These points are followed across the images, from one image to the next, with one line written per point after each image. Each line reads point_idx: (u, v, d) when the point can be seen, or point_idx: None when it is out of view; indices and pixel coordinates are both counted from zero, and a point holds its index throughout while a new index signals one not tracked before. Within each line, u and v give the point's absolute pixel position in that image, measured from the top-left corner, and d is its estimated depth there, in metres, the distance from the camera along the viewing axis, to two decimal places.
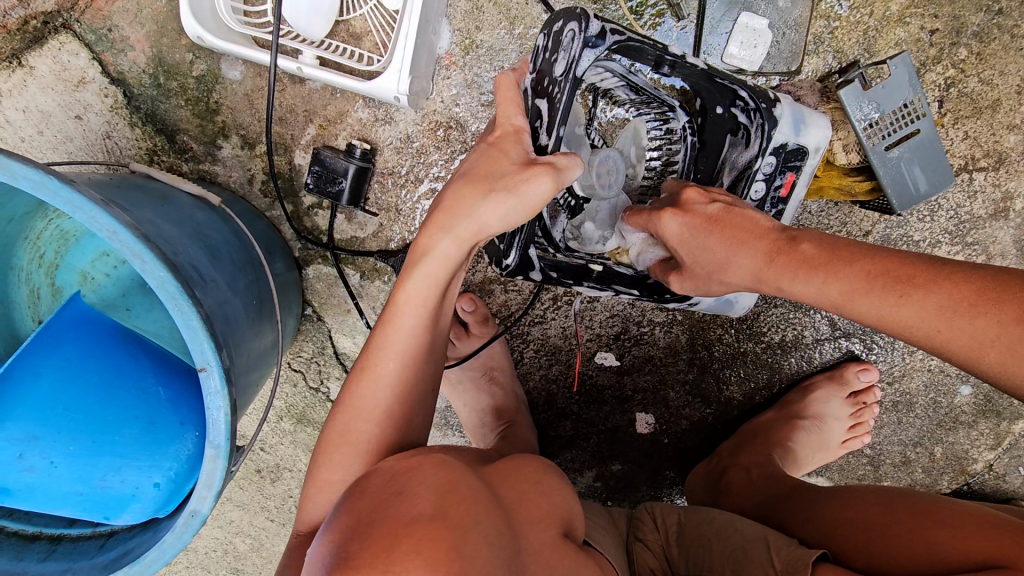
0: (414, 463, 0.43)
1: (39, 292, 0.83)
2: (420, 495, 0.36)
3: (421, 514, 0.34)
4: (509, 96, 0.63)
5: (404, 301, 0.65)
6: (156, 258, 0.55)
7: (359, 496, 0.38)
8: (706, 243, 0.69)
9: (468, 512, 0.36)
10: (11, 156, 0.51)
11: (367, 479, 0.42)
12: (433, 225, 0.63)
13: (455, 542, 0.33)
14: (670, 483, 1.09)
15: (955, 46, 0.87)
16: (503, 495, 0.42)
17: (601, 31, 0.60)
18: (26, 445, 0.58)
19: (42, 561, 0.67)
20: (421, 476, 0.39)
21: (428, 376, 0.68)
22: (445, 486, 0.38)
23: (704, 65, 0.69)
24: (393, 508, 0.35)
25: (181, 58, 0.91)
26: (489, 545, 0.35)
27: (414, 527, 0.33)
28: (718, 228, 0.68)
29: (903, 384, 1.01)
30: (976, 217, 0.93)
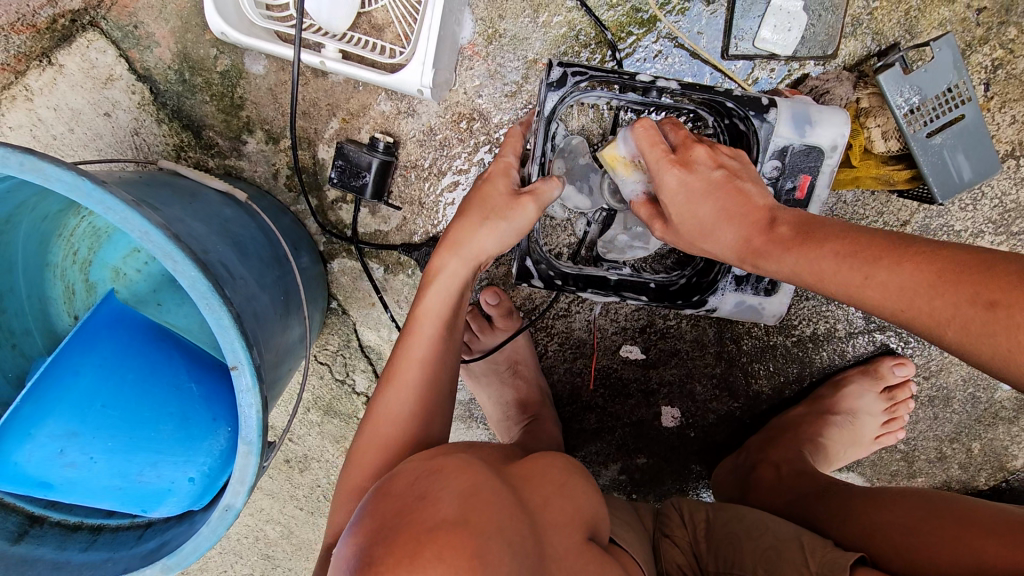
0: (440, 463, 0.42)
1: (74, 288, 0.85)
2: (442, 498, 0.36)
3: (445, 519, 0.34)
4: (513, 140, 0.75)
5: (424, 311, 0.71)
6: (186, 258, 0.55)
7: (383, 497, 0.38)
8: (701, 206, 0.67)
9: (491, 519, 0.36)
10: (43, 158, 0.52)
11: (391, 477, 0.41)
12: (441, 249, 0.72)
13: (477, 549, 0.33)
14: (696, 477, 1.08)
15: (1003, 25, 0.82)
16: (528, 499, 0.42)
17: (561, 74, 0.77)
18: (67, 441, 0.59)
19: (84, 551, 0.70)
20: (445, 476, 0.39)
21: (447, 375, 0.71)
22: (470, 490, 0.37)
23: (676, 86, 0.78)
24: (416, 511, 0.35)
25: (205, 53, 0.91)
26: (511, 551, 0.35)
27: (438, 533, 0.33)
28: (717, 189, 0.66)
29: (940, 378, 0.98)
30: (1023, 205, 0.88)
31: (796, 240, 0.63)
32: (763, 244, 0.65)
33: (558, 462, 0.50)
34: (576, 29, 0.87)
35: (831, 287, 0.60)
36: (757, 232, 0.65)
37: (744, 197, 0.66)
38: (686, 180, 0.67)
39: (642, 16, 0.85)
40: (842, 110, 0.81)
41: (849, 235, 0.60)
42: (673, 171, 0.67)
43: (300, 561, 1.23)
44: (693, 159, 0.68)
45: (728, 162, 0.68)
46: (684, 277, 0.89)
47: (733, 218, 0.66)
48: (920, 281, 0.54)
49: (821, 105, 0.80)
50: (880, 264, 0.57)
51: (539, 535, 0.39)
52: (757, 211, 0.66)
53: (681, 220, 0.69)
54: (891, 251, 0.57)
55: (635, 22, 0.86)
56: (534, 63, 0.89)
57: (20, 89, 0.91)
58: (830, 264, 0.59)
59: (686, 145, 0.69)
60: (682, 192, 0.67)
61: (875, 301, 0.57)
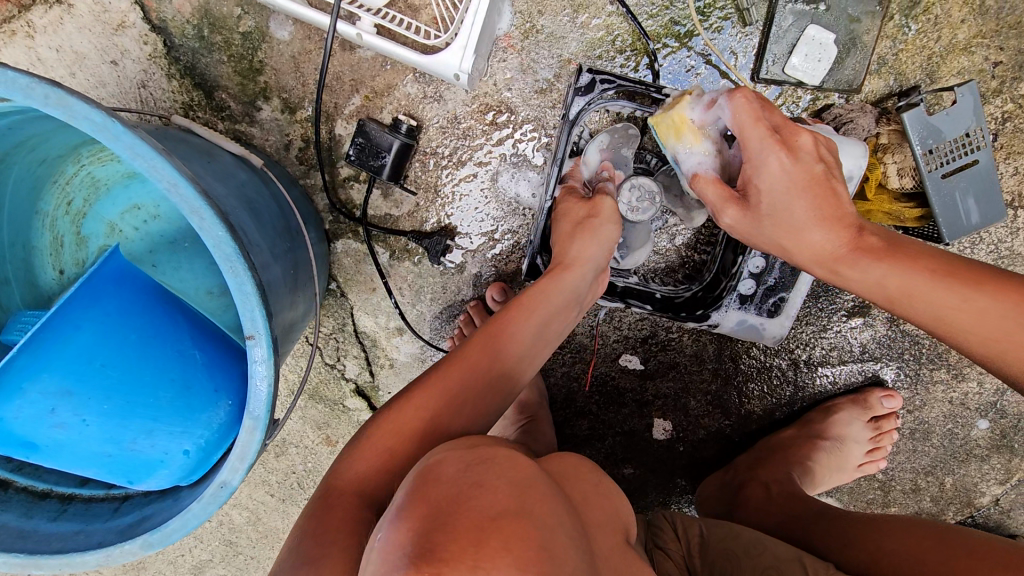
0: (482, 449, 0.45)
1: (62, 240, 0.79)
2: (498, 487, 0.38)
3: (505, 508, 0.37)
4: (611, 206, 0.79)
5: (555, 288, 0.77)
6: (214, 216, 0.52)
7: (432, 483, 0.40)
8: (798, 201, 0.65)
9: (544, 510, 0.39)
10: (72, 93, 0.48)
11: (439, 462, 0.44)
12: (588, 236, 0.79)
13: (538, 537, 0.36)
14: (680, 491, 1.08)
15: (1016, 80, 0.86)
16: (565, 493, 0.45)
17: (590, 81, 0.80)
18: (58, 400, 0.55)
19: (53, 521, 0.64)
20: (497, 465, 0.41)
21: (499, 377, 0.71)
22: (522, 481, 0.40)
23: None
24: (472, 499, 0.37)
25: (229, 12, 0.87)
26: (565, 538, 0.38)
27: (499, 522, 0.36)
28: (817, 185, 0.65)
29: (922, 413, 1.02)
30: (1016, 253, 0.92)
31: (886, 250, 0.64)
32: (847, 252, 0.65)
33: (580, 461, 0.54)
34: (614, 34, 0.87)
35: (918, 303, 0.63)
36: (843, 240, 0.66)
37: (836, 197, 0.66)
38: (790, 171, 0.65)
39: (678, 29, 0.86)
40: (862, 142, 0.81)
41: (941, 257, 0.63)
42: (778, 157, 0.65)
43: (264, 550, 1.18)
44: (798, 148, 0.66)
45: (827, 157, 0.67)
46: (691, 291, 0.90)
47: (829, 218, 0.65)
48: (1023, 312, 0.58)
49: (841, 135, 0.80)
50: (981, 289, 0.60)
51: (580, 525, 0.43)
52: (848, 215, 0.66)
53: (770, 211, 0.67)
54: (994, 280, 0.60)
55: (672, 35, 0.87)
56: (567, 63, 0.88)
57: (22, 24, 0.85)
58: (923, 279, 0.62)
59: (790, 129, 0.66)
60: (785, 181, 0.65)
61: (963, 324, 0.61)
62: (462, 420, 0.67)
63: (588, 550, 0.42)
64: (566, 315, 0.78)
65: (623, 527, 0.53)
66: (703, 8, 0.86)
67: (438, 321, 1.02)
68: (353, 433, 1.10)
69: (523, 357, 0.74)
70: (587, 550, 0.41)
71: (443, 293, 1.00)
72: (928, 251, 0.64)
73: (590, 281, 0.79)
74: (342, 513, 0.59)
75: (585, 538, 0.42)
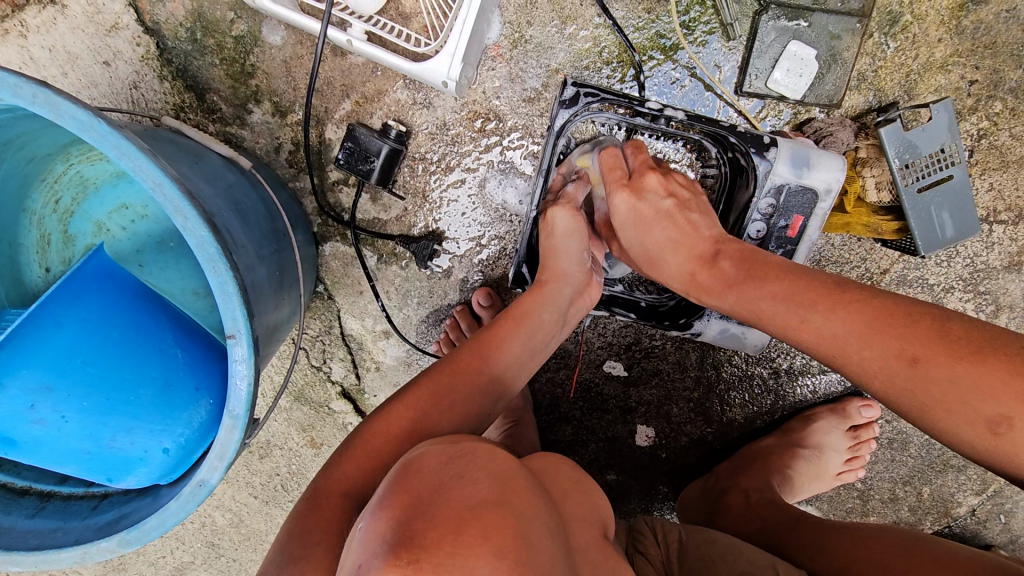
0: (465, 445, 0.45)
1: (50, 238, 0.80)
2: (479, 480, 0.39)
3: (485, 499, 0.38)
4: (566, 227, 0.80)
5: (534, 304, 0.78)
6: (198, 216, 0.53)
7: (415, 475, 0.41)
8: (651, 232, 0.74)
9: (525, 503, 0.40)
10: (60, 93, 0.49)
11: (422, 456, 0.45)
12: (565, 252, 0.81)
13: (516, 527, 0.37)
14: (662, 498, 1.09)
15: (991, 98, 0.89)
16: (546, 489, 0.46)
17: (574, 94, 0.82)
18: (39, 396, 0.55)
19: (31, 518, 0.64)
20: (479, 459, 0.42)
21: (484, 382, 0.73)
22: (504, 475, 0.41)
23: (682, 116, 0.82)
24: (454, 491, 0.38)
25: (222, 15, 0.88)
26: (544, 530, 0.39)
27: (479, 512, 0.37)
28: (663, 217, 0.73)
29: (900, 422, 1.04)
30: (991, 267, 0.94)
31: (737, 275, 0.68)
32: (706, 279, 0.71)
33: (562, 460, 0.54)
34: (601, 45, 0.89)
35: (773, 322, 0.65)
36: (701, 267, 0.71)
37: (691, 226, 0.73)
38: (635, 207, 0.74)
39: (664, 42, 0.88)
40: (840, 156, 0.83)
41: (790, 277, 0.64)
42: (624, 198, 0.75)
43: (246, 552, 1.18)
44: (645, 187, 0.74)
45: (678, 191, 0.75)
46: (674, 300, 0.92)
47: (679, 246, 0.73)
48: (852, 330, 0.58)
49: (821, 149, 0.82)
50: (816, 309, 0.60)
51: (559, 519, 0.44)
52: (703, 241, 0.72)
53: (642, 245, 0.76)
54: (826, 298, 0.60)
55: (657, 47, 0.89)
56: (555, 73, 0.90)
57: (15, 23, 0.86)
58: (770, 305, 0.64)
59: (640, 172, 0.75)
60: (631, 215, 0.75)
61: (809, 342, 0.62)
62: (448, 420, 0.68)
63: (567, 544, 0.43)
64: (550, 326, 0.79)
65: (601, 522, 0.54)
66: (688, 22, 0.88)
67: (424, 325, 1.03)
68: (338, 435, 1.11)
69: (507, 369, 0.75)
70: (565, 543, 0.42)
71: (429, 297, 1.01)
72: (780, 270, 0.65)
73: (570, 295, 0.80)
74: (329, 512, 0.60)
75: (564, 533, 0.43)
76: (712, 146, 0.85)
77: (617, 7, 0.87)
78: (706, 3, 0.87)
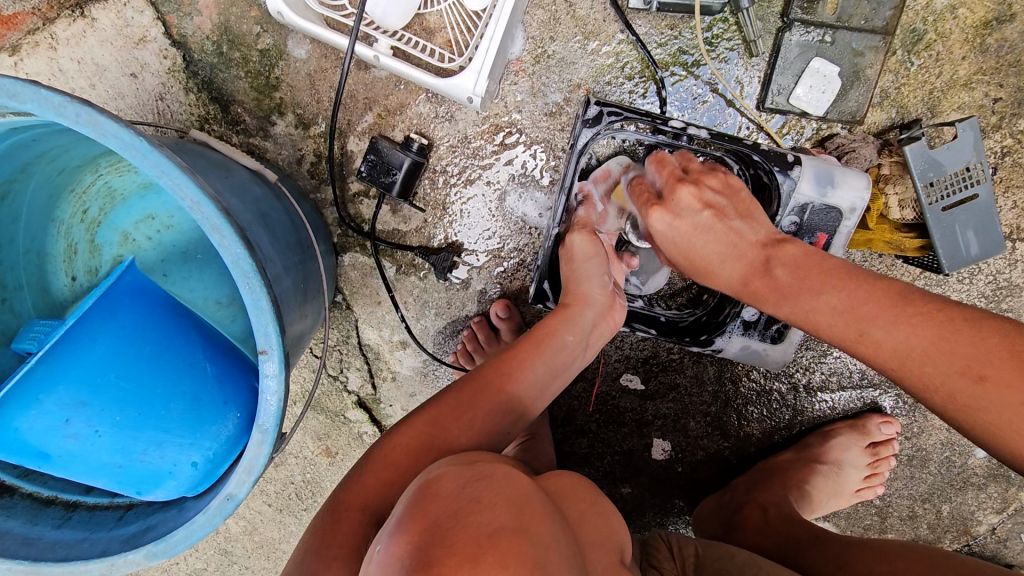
0: (482, 467, 0.46)
1: (76, 248, 0.80)
2: (497, 505, 0.39)
3: (502, 526, 0.38)
4: (587, 254, 0.82)
5: (554, 326, 0.79)
6: (234, 233, 0.53)
7: (432, 498, 0.41)
8: (695, 244, 0.73)
9: (542, 528, 0.40)
10: (101, 113, 0.49)
11: (439, 478, 0.45)
12: (585, 275, 0.82)
13: (533, 554, 0.37)
14: (677, 512, 1.09)
15: (1015, 116, 0.88)
16: (562, 513, 0.46)
17: (597, 114, 0.81)
18: (73, 411, 0.56)
19: (57, 528, 0.65)
20: (495, 484, 0.42)
21: (503, 398, 0.73)
22: (520, 500, 0.41)
23: (706, 134, 0.81)
24: (471, 516, 0.38)
25: (248, 29, 0.89)
26: (560, 556, 0.39)
27: (496, 539, 0.37)
28: (707, 230, 0.72)
29: (919, 439, 1.03)
30: (1014, 285, 0.94)
31: (794, 284, 0.68)
32: (761, 285, 0.70)
33: (577, 480, 0.54)
34: (623, 60, 0.89)
35: (824, 334, 0.66)
36: (754, 275, 0.71)
37: (735, 234, 0.72)
38: (674, 224, 0.74)
39: (686, 58, 0.89)
40: (864, 173, 0.83)
41: (850, 287, 0.64)
42: (658, 217, 0.74)
43: (259, 560, 1.18)
44: (679, 203, 0.73)
45: (714, 200, 0.73)
46: (695, 315, 0.92)
47: (729, 257, 0.72)
48: (917, 346, 0.59)
49: (843, 166, 0.82)
50: (878, 322, 0.61)
51: (575, 544, 0.43)
52: (752, 248, 0.71)
53: (687, 261, 0.75)
54: (889, 311, 0.61)
55: (679, 63, 0.89)
56: (577, 88, 0.90)
57: (45, 36, 0.87)
58: (827, 315, 0.65)
59: (669, 188, 0.74)
60: (671, 229, 0.74)
61: (869, 357, 0.63)
62: (468, 435, 0.69)
63: (582, 568, 0.42)
64: (572, 348, 0.79)
65: (616, 546, 0.54)
66: (710, 38, 0.88)
67: (441, 336, 1.03)
68: (353, 445, 1.11)
69: (529, 391, 0.76)
70: (581, 569, 0.42)
71: (447, 309, 1.01)
72: (836, 277, 0.65)
73: (592, 318, 0.81)
74: (347, 527, 0.60)
75: (580, 558, 0.43)
76: (734, 162, 0.85)
77: (640, 24, 0.88)
78: (728, 20, 0.87)
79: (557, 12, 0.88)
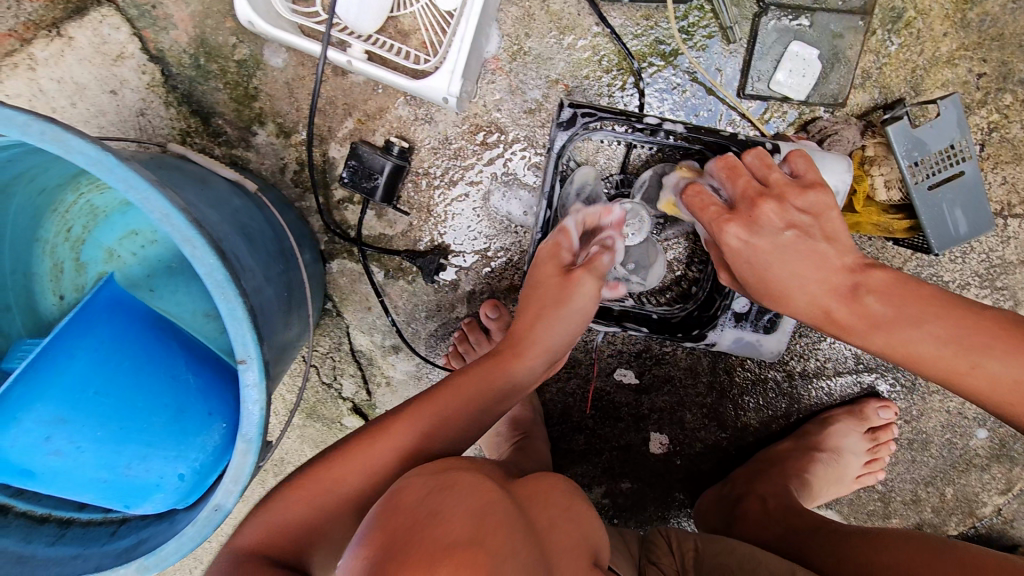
0: (447, 478, 0.46)
1: (62, 266, 0.81)
2: (455, 518, 0.39)
3: (460, 538, 0.37)
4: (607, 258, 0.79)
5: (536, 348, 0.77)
6: (206, 245, 0.54)
7: (393, 514, 0.41)
8: (773, 268, 0.67)
9: (502, 539, 0.39)
10: (67, 130, 0.50)
11: (402, 493, 0.45)
12: (584, 288, 0.77)
13: (492, 564, 0.36)
14: (679, 505, 1.08)
15: (1000, 91, 0.87)
16: (527, 520, 0.45)
17: (572, 116, 0.81)
18: (54, 428, 0.56)
19: (49, 546, 0.65)
20: (456, 496, 0.42)
21: (478, 417, 0.71)
22: (480, 511, 0.41)
23: (682, 129, 0.81)
24: (429, 531, 0.38)
25: (224, 41, 0.90)
26: (521, 565, 0.38)
27: (453, 551, 0.36)
28: (790, 250, 0.66)
29: (920, 423, 1.02)
30: (1007, 262, 0.93)
31: (890, 318, 0.63)
32: (845, 315, 0.66)
33: (550, 489, 0.54)
34: (600, 54, 0.89)
35: (933, 367, 0.62)
36: (839, 302, 0.66)
37: (824, 252, 0.66)
38: (750, 241, 0.68)
39: (664, 48, 0.88)
40: (846, 157, 0.82)
41: (955, 316, 0.61)
42: (734, 232, 0.68)
43: None
44: (761, 218, 0.67)
45: (799, 219, 0.67)
46: (686, 310, 0.90)
47: (813, 279, 0.66)
48: None
49: (825, 152, 0.81)
50: (992, 354, 0.59)
51: (541, 554, 0.43)
52: (839, 273, 0.66)
53: (758, 278, 0.69)
54: (1005, 342, 0.59)
55: (657, 53, 0.88)
56: (555, 83, 0.90)
57: (23, 57, 0.87)
58: (930, 348, 0.62)
59: (750, 201, 0.69)
60: (748, 251, 0.68)
61: (975, 388, 0.61)
62: (450, 444, 0.68)
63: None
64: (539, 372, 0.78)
65: (593, 549, 0.53)
66: (687, 27, 0.87)
67: (433, 339, 1.03)
68: None
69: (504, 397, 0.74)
70: None
71: (438, 311, 1.01)
72: (951, 306, 0.62)
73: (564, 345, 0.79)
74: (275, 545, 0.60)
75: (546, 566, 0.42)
76: (714, 155, 0.84)
77: (615, 16, 0.87)
78: (704, 8, 0.87)
79: (531, 9, 0.88)
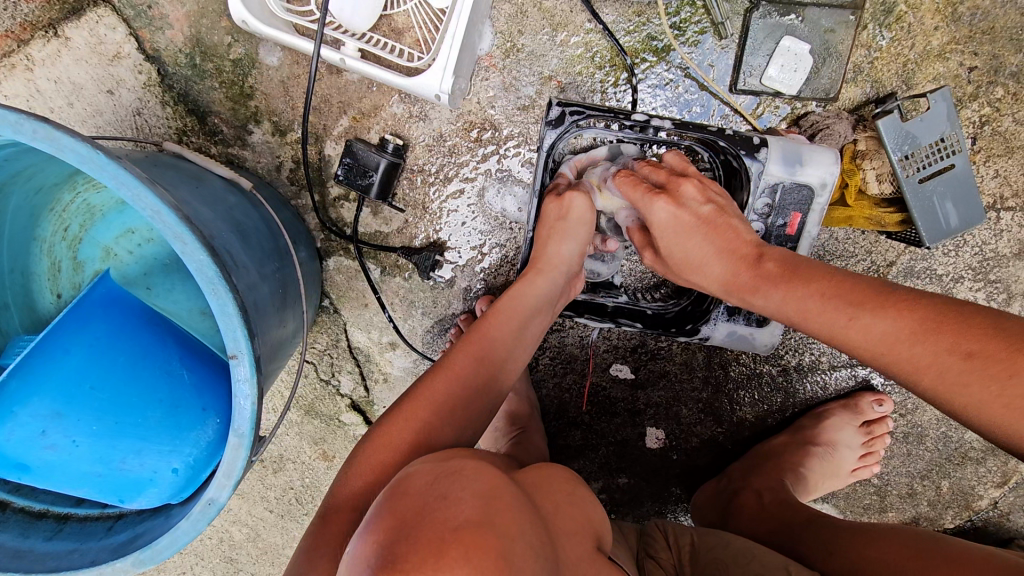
0: (453, 463, 0.46)
1: (60, 265, 0.81)
2: (463, 499, 0.40)
3: (468, 519, 0.38)
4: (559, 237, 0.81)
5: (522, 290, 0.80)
6: (197, 241, 0.54)
7: (401, 496, 0.42)
8: (691, 243, 0.73)
9: (509, 521, 0.39)
10: (59, 127, 0.50)
11: (409, 476, 0.45)
12: (565, 231, 0.83)
13: (499, 547, 0.37)
14: (675, 500, 1.08)
15: (992, 84, 0.87)
16: (533, 504, 0.46)
17: (560, 114, 0.81)
18: (50, 422, 0.57)
19: (49, 540, 0.66)
20: (464, 479, 0.42)
21: (485, 399, 0.70)
22: (488, 492, 0.41)
23: (671, 125, 0.81)
24: (437, 512, 0.38)
25: (220, 40, 0.90)
26: (528, 547, 0.39)
27: (461, 533, 0.37)
28: (709, 224, 0.72)
29: (915, 416, 1.02)
30: (1001, 255, 0.93)
31: (780, 276, 0.67)
32: (748, 280, 0.69)
33: (554, 473, 0.55)
34: (593, 50, 0.89)
35: (815, 325, 0.63)
36: (744, 270, 0.70)
37: (733, 231, 0.72)
38: (676, 214, 0.73)
39: (656, 44, 0.89)
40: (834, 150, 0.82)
41: (832, 279, 0.63)
42: (662, 205, 0.73)
43: (265, 566, 1.19)
44: (683, 195, 0.74)
45: (717, 198, 0.75)
46: (680, 305, 0.91)
47: (722, 252, 0.72)
48: (903, 328, 0.57)
49: (812, 145, 0.82)
50: (866, 307, 0.59)
51: (546, 536, 0.43)
52: (746, 245, 0.71)
53: (681, 254, 0.75)
54: (873, 297, 0.60)
55: (649, 50, 0.89)
56: (548, 80, 0.90)
57: (21, 58, 0.88)
58: (814, 304, 0.63)
59: (674, 181, 0.75)
60: (672, 222, 0.74)
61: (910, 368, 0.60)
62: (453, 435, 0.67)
63: (552, 560, 0.42)
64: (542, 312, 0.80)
65: (595, 534, 0.54)
66: (680, 23, 0.88)
67: (430, 335, 1.03)
68: (349, 448, 1.11)
69: (501, 373, 0.73)
70: (552, 560, 0.42)
71: (434, 308, 1.01)
72: (825, 273, 0.64)
73: (561, 285, 0.82)
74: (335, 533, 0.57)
75: (552, 549, 0.43)
76: (703, 150, 0.85)
77: (608, 12, 0.88)
78: (696, 4, 0.87)
79: (524, 6, 0.88)
